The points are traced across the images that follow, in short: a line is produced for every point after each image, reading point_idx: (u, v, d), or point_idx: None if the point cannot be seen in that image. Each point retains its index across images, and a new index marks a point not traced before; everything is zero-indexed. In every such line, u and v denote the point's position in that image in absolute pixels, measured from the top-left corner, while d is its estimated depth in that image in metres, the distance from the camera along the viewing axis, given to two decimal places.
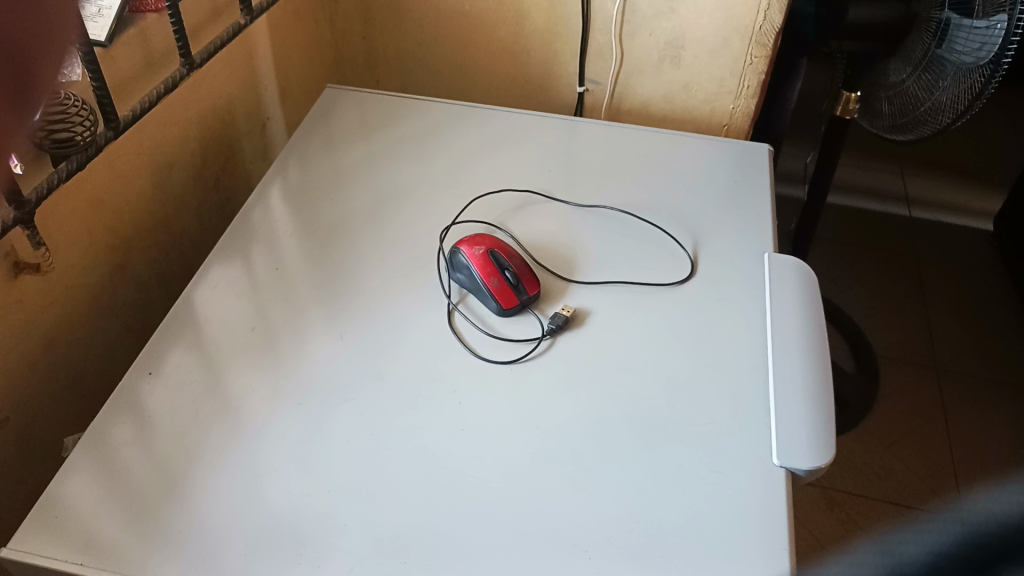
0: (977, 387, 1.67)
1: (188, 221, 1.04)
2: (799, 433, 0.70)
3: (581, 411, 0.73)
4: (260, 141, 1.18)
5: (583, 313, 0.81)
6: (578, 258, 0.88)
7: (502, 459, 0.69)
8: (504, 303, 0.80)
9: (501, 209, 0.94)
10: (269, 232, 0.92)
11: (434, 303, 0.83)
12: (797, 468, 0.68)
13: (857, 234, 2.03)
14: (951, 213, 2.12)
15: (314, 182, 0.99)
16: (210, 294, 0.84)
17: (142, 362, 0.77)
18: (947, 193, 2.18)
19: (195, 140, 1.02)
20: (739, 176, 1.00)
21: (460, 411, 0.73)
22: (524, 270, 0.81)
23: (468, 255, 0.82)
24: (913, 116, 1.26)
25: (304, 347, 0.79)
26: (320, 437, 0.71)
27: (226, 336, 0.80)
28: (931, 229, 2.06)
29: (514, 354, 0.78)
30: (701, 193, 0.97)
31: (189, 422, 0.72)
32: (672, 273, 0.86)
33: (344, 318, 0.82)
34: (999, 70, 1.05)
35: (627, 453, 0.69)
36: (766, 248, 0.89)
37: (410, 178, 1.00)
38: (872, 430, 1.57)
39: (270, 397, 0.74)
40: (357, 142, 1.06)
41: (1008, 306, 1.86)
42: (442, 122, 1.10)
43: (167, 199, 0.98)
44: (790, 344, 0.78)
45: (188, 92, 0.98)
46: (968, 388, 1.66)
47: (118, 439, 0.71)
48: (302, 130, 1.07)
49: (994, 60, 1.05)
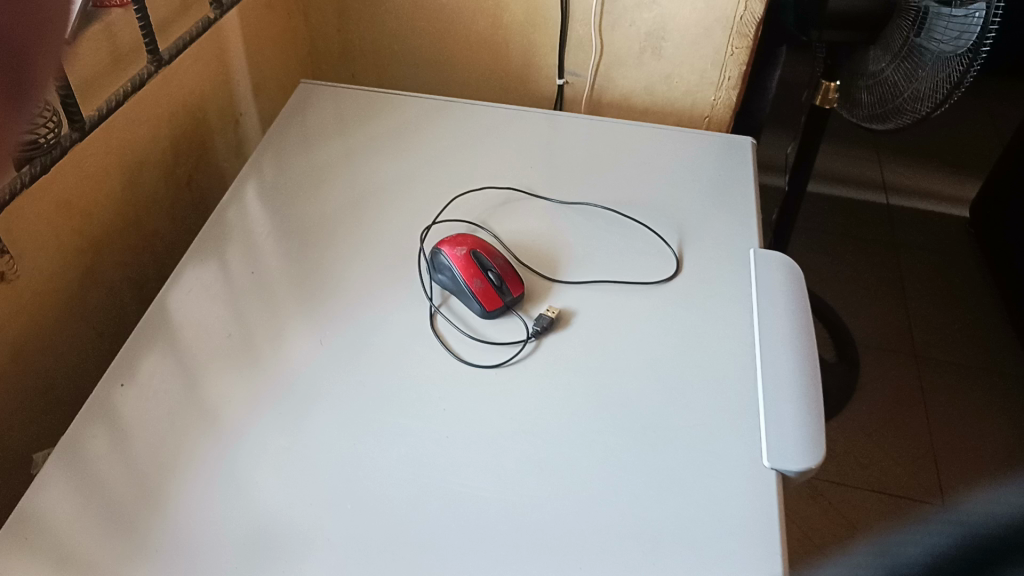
0: (957, 375, 1.68)
1: (161, 221, 1.01)
2: (790, 434, 0.69)
3: (570, 415, 0.71)
4: (233, 138, 1.15)
5: (568, 313, 0.79)
6: (563, 256, 0.86)
7: (491, 466, 0.67)
8: (488, 305, 0.78)
9: (482, 207, 0.92)
10: (246, 233, 0.89)
11: (416, 305, 0.81)
12: (789, 470, 0.67)
13: (837, 224, 2.03)
14: (930, 201, 2.12)
15: (291, 181, 0.97)
16: (185, 299, 0.81)
17: (116, 372, 0.74)
18: (925, 181, 2.18)
19: (167, 139, 0.99)
20: (723, 170, 0.98)
21: (446, 416, 0.71)
22: (507, 271, 0.79)
23: (450, 256, 0.80)
24: (894, 104, 1.26)
25: (284, 352, 0.77)
26: (302, 447, 0.69)
27: (202, 342, 0.77)
28: (908, 216, 2.07)
29: (499, 358, 0.76)
30: (686, 188, 0.95)
31: (166, 433, 0.70)
32: (658, 270, 0.84)
33: (324, 321, 0.80)
34: (978, 58, 1.05)
35: (617, 457, 0.68)
36: (753, 243, 0.88)
37: (390, 175, 0.98)
38: (855, 419, 1.58)
39: (249, 405, 0.72)
40: (334, 138, 1.03)
41: (983, 293, 1.88)
42: (422, 118, 1.07)
43: (138, 200, 0.95)
44: (778, 343, 0.76)
45: (158, 89, 0.94)
46: (948, 375, 1.68)
47: (92, 453, 0.68)
48: (277, 128, 1.05)
49: (972, 48, 1.06)
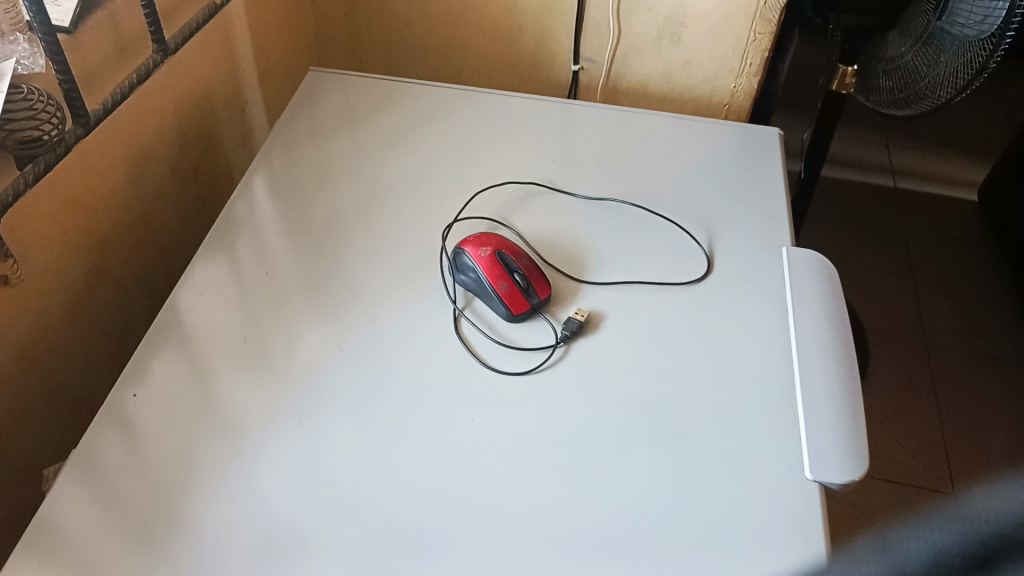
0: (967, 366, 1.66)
1: (167, 215, 0.97)
2: (833, 444, 0.67)
3: (603, 423, 0.68)
4: (240, 128, 1.11)
5: (598, 316, 0.76)
6: (589, 255, 0.82)
7: (522, 479, 0.64)
8: (514, 308, 0.74)
9: (503, 203, 0.89)
10: (258, 232, 0.85)
11: (438, 308, 0.78)
12: (832, 482, 0.64)
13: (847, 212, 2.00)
14: (938, 184, 2.10)
15: (302, 176, 0.93)
16: (197, 301, 0.78)
17: (126, 380, 0.71)
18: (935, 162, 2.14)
19: (172, 130, 0.95)
20: (751, 162, 0.94)
21: (472, 425, 0.68)
22: (534, 272, 0.76)
23: (474, 256, 0.76)
24: (914, 89, 1.20)
25: (301, 358, 0.73)
26: (322, 459, 0.66)
27: (216, 349, 0.74)
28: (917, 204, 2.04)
29: (527, 364, 0.72)
30: (712, 181, 0.92)
31: (182, 446, 0.66)
32: (689, 269, 0.81)
33: (344, 325, 0.76)
34: (1002, 43, 0.98)
35: (652, 470, 0.65)
36: (785, 240, 0.84)
37: (405, 169, 0.94)
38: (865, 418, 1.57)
39: (267, 415, 0.69)
40: (345, 131, 0.99)
41: (994, 281, 1.85)
42: (435, 109, 1.03)
43: (143, 195, 0.91)
44: (815, 347, 0.73)
45: (163, 78, 0.90)
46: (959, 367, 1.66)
47: (105, 468, 0.65)
48: (285, 119, 1.01)
49: (997, 32, 0.99)
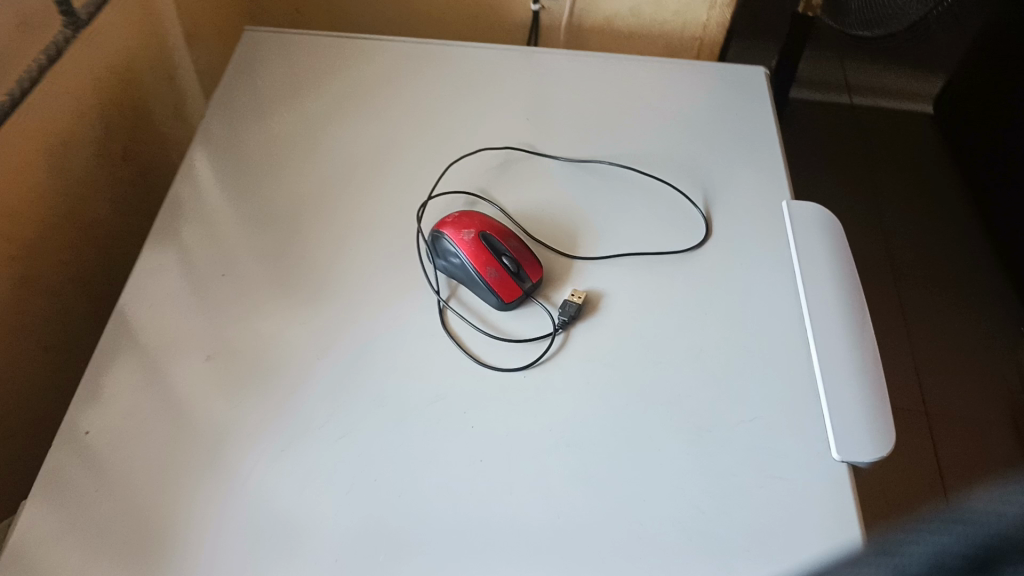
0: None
1: (101, 205, 0.87)
2: (857, 418, 0.63)
3: (616, 417, 0.63)
4: (171, 96, 1.00)
5: (596, 296, 0.70)
6: (578, 228, 0.76)
7: (535, 492, 0.59)
8: (505, 296, 0.68)
9: (480, 174, 0.81)
10: (208, 228, 0.77)
11: (421, 300, 0.71)
12: (860, 461, 0.61)
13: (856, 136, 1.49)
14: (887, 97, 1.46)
15: (252, 158, 0.84)
16: (151, 318, 0.69)
17: (79, 416, 0.63)
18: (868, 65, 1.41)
19: (96, 109, 0.84)
20: (740, 108, 0.87)
21: (474, 433, 0.62)
22: (523, 253, 0.69)
23: (456, 241, 0.69)
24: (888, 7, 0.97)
25: (278, 372, 0.66)
26: (313, 485, 0.59)
27: (179, 371, 0.66)
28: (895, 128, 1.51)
29: (525, 358, 0.66)
30: (702, 133, 0.85)
31: (153, 487, 0.60)
32: (687, 236, 0.75)
33: (320, 330, 0.69)
34: None
35: (671, 465, 0.61)
36: (786, 195, 0.79)
37: (366, 141, 0.85)
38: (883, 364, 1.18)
39: (246, 439, 0.62)
40: (293, 101, 0.89)
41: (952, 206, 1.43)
42: (393, 69, 0.94)
43: (71, 189, 0.81)
44: (828, 315, 0.69)
45: (79, 52, 0.79)
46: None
47: (64, 521, 0.58)
48: (221, 91, 0.90)
49: None
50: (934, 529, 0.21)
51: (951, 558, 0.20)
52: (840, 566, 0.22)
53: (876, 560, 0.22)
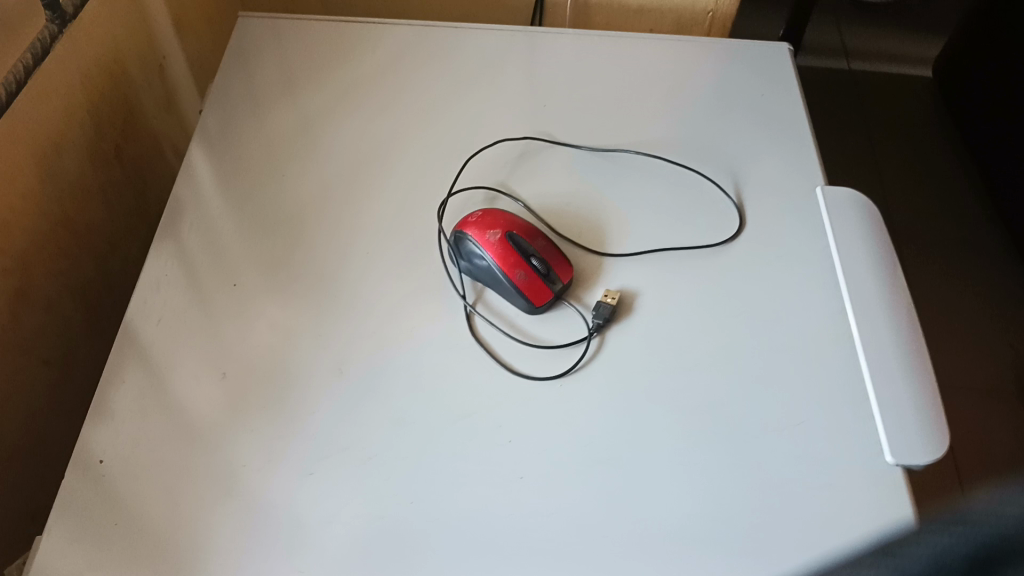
0: None
1: (95, 208, 0.82)
2: (909, 417, 0.60)
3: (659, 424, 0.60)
4: (161, 90, 0.94)
5: (630, 295, 0.67)
6: (606, 222, 0.72)
7: (579, 509, 0.56)
8: (536, 299, 0.64)
9: (500, 167, 0.77)
10: (213, 235, 0.73)
11: (446, 305, 0.67)
12: (916, 464, 0.57)
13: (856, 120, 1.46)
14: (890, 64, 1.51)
15: (254, 157, 0.79)
16: (159, 334, 0.66)
17: (89, 443, 0.60)
18: None
19: (85, 107, 0.79)
20: (766, 88, 0.83)
21: (512, 448, 0.59)
22: (552, 253, 0.65)
23: (481, 242, 0.65)
24: None
25: (295, 390, 0.62)
26: (341, 511, 0.56)
27: (192, 392, 0.63)
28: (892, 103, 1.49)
29: (560, 365, 0.63)
30: (727, 116, 0.81)
31: (173, 518, 0.56)
32: (720, 227, 0.72)
33: (339, 341, 0.65)
34: None
35: (721, 472, 0.58)
36: (819, 180, 0.75)
37: (375, 135, 0.81)
38: None
39: (269, 463, 0.58)
40: (294, 95, 0.85)
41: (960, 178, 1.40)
42: (397, 56, 0.89)
43: (63, 195, 0.76)
44: (873, 308, 0.66)
45: (65, 46, 0.74)
46: None
47: (83, 560, 0.54)
48: (217, 85, 0.85)
49: None
50: (933, 528, 0.24)
51: (953, 556, 0.23)
52: (841, 566, 0.25)
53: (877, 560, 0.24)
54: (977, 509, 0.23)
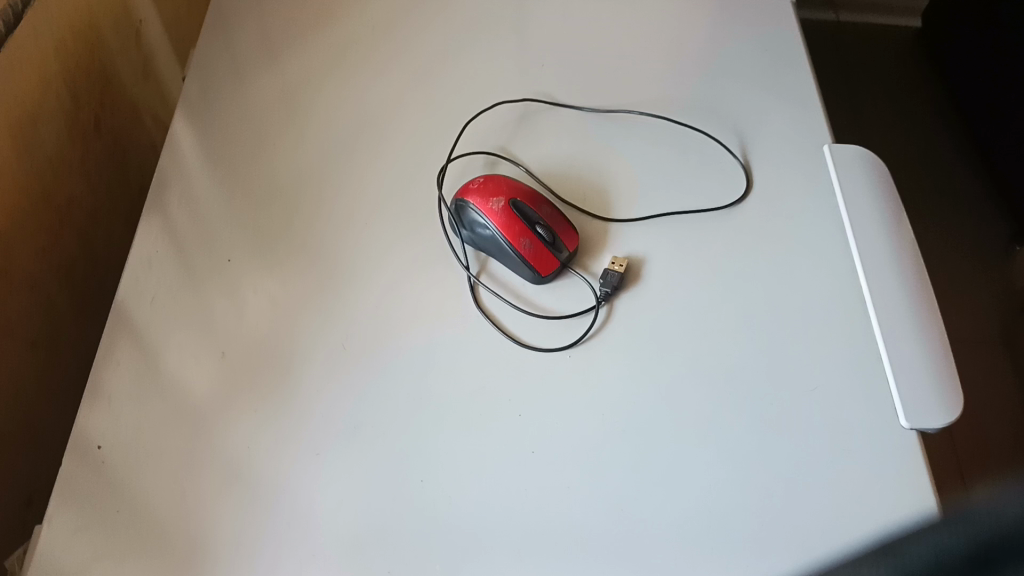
0: None
1: (76, 183, 0.79)
2: (921, 378, 0.59)
3: (671, 393, 0.59)
4: (137, 56, 0.90)
5: (637, 262, 0.65)
6: (610, 187, 0.70)
7: (598, 484, 0.55)
8: (542, 269, 0.62)
9: (498, 131, 0.74)
10: (204, 209, 0.70)
11: (448, 277, 0.65)
12: (930, 428, 0.56)
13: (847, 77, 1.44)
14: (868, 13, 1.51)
15: (242, 126, 0.76)
16: (153, 314, 0.63)
17: (85, 430, 0.58)
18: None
19: (60, 78, 0.75)
20: (770, 43, 0.81)
21: (521, 422, 0.57)
22: (557, 220, 0.63)
23: (484, 210, 0.63)
24: None
25: (297, 369, 0.61)
26: (348, 493, 0.55)
27: (189, 373, 0.61)
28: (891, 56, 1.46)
29: (569, 336, 0.62)
30: (730, 72, 0.79)
31: (178, 504, 0.55)
32: (727, 190, 0.70)
33: (340, 317, 0.63)
34: None
35: (737, 442, 0.57)
36: (827, 137, 0.73)
37: (367, 100, 0.78)
38: None
39: (274, 446, 0.57)
40: (281, 60, 0.82)
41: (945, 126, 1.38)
42: (384, 17, 0.85)
43: (41, 170, 0.73)
44: (884, 270, 0.65)
45: (35, 14, 0.70)
46: None
47: (87, 551, 0.53)
48: (199, 51, 0.82)
49: None
50: (936, 533, 0.25)
51: (952, 556, 0.24)
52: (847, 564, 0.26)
53: (881, 560, 0.26)
54: (980, 508, 0.24)
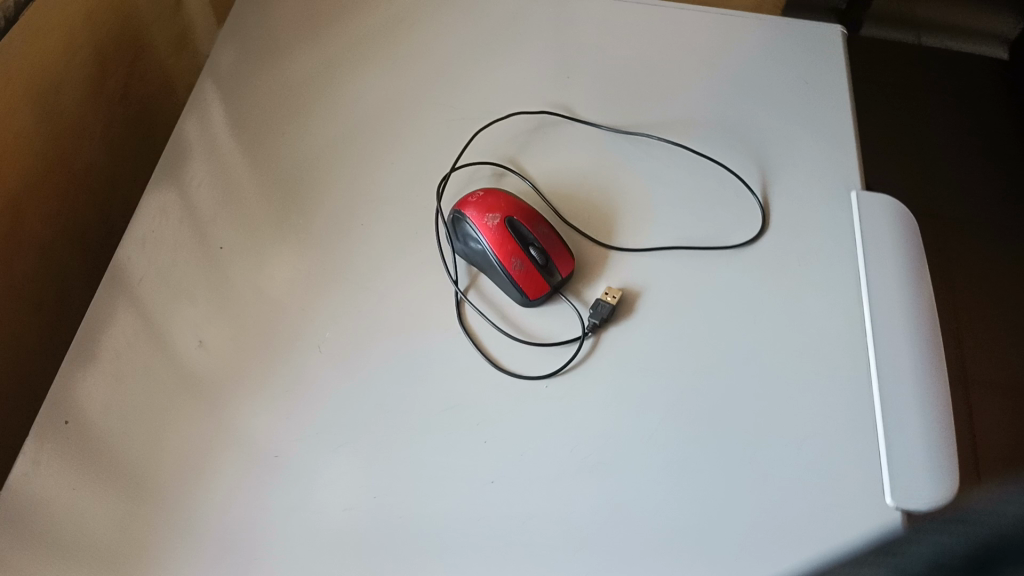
0: None
1: (97, 149, 0.80)
2: (916, 453, 0.55)
3: (646, 436, 0.56)
4: (176, 29, 0.91)
5: (632, 294, 0.63)
6: (617, 211, 0.68)
7: (559, 522, 0.53)
8: (531, 292, 0.61)
9: (509, 143, 0.73)
10: (207, 192, 0.70)
11: (437, 289, 0.64)
12: (917, 509, 0.53)
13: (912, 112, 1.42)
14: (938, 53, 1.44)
15: (260, 110, 0.76)
16: (142, 293, 0.63)
17: (56, 403, 0.58)
18: None
19: (89, 46, 0.76)
20: (811, 75, 0.77)
21: (486, 449, 0.56)
22: (553, 243, 0.61)
23: (479, 226, 0.61)
24: None
25: (271, 366, 0.60)
26: (351, 498, 0.54)
27: (165, 357, 0.60)
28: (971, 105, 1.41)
29: (550, 364, 0.60)
30: (762, 100, 0.75)
31: (135, 492, 0.55)
32: (740, 226, 0.67)
33: (323, 318, 0.63)
34: None
35: (709, 496, 0.54)
36: (855, 182, 0.69)
37: (385, 96, 0.77)
38: None
39: (236, 444, 0.56)
40: (308, 47, 0.81)
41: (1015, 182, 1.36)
42: (412, 12, 0.85)
43: (60, 135, 0.74)
44: (894, 332, 0.61)
45: None
46: None
47: (36, 529, 0.53)
48: (230, 30, 0.82)
49: None
50: (939, 531, 0.19)
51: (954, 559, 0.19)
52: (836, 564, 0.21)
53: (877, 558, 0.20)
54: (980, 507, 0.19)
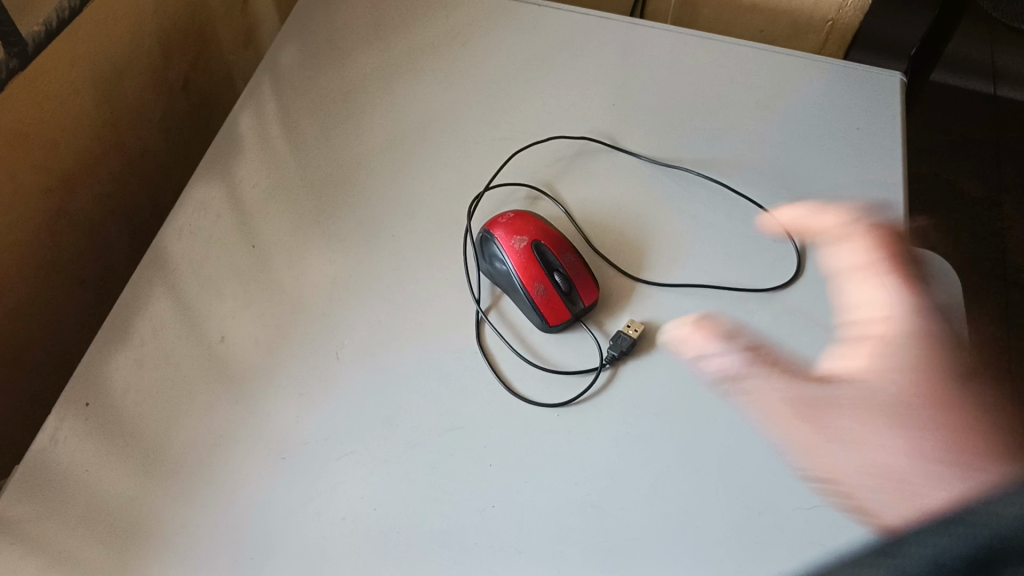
0: None
1: (152, 135, 0.82)
2: None
3: (653, 473, 0.55)
4: (240, 27, 0.94)
5: (655, 330, 0.62)
6: (648, 244, 0.67)
7: (556, 554, 0.52)
8: (551, 318, 0.60)
9: (547, 167, 0.73)
10: (251, 187, 0.71)
11: (460, 307, 0.64)
12: None
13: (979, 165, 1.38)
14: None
15: (311, 112, 0.78)
16: (174, 284, 0.65)
17: (80, 386, 0.59)
18: None
19: (154, 36, 0.79)
20: (864, 122, 0.75)
21: (493, 472, 0.55)
22: (578, 270, 0.61)
23: (505, 248, 0.61)
24: None
25: (289, 365, 0.61)
26: (348, 508, 0.54)
27: (190, 349, 0.62)
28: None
29: (565, 393, 0.59)
30: (810, 145, 0.74)
31: (143, 482, 0.55)
32: (773, 271, 0.65)
33: (343, 325, 0.63)
34: None
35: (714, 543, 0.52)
36: (899, 236, 0.67)
37: (431, 109, 0.78)
38: None
39: (245, 442, 0.57)
40: (365, 53, 0.83)
41: None
42: (467, 29, 0.85)
43: (117, 121, 0.76)
44: (924, 396, 0.58)
45: None
46: None
47: (43, 508, 0.53)
48: (293, 31, 0.84)
49: None
50: None
51: None
52: None
53: None
54: None
